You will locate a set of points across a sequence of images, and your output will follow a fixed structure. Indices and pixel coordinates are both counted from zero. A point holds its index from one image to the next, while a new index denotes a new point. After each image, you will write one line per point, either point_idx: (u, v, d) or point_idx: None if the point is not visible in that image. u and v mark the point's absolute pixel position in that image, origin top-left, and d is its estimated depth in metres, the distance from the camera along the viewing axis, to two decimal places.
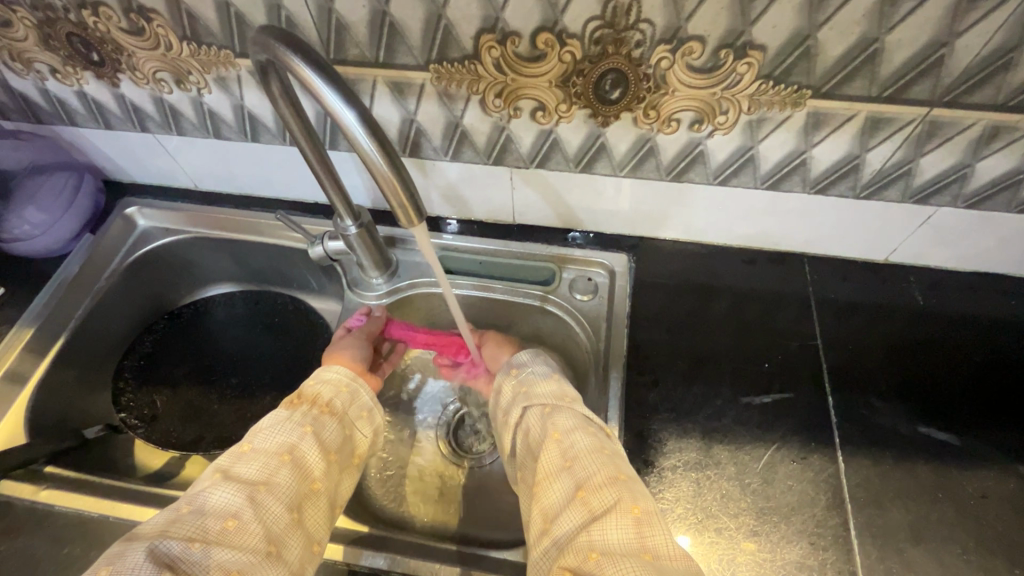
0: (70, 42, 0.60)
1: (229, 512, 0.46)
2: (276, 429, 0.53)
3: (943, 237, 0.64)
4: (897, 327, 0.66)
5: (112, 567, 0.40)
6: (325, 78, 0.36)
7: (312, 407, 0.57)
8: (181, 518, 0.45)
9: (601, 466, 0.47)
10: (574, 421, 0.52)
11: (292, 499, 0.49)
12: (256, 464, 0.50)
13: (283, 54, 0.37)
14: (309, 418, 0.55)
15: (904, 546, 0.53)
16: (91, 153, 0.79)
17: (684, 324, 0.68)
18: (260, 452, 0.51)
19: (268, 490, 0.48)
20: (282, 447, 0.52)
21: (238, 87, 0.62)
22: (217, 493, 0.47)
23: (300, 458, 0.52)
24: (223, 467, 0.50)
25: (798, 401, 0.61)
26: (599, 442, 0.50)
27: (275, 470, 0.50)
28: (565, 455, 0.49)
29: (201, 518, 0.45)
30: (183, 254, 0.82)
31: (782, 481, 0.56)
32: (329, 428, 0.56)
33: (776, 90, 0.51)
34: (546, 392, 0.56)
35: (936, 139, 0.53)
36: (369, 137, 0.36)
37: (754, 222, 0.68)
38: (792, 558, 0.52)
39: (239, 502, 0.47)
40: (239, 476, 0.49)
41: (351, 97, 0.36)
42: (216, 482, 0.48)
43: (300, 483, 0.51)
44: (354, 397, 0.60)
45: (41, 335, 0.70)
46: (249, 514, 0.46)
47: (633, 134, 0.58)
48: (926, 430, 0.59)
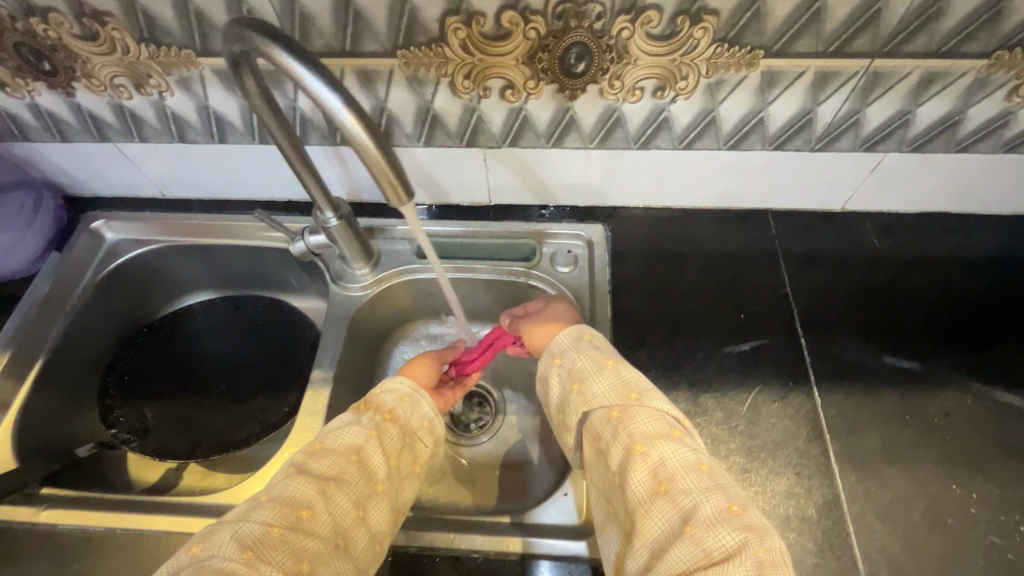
0: (19, 52, 0.58)
1: (303, 503, 0.47)
2: (343, 430, 0.54)
3: (892, 181, 0.69)
4: (857, 269, 0.71)
5: (202, 546, 0.44)
6: (304, 63, 0.37)
7: (375, 413, 0.56)
8: (257, 505, 0.47)
9: (706, 492, 0.44)
10: (656, 428, 0.49)
11: (359, 499, 0.50)
12: (327, 461, 0.51)
13: (261, 44, 0.37)
14: (374, 422, 0.55)
15: (879, 467, 0.57)
16: (48, 169, 0.76)
17: (663, 285, 0.71)
18: (330, 451, 0.52)
19: (338, 486, 0.50)
20: (351, 446, 0.52)
21: (202, 87, 0.62)
22: (291, 483, 0.49)
23: (365, 458, 0.52)
24: (298, 461, 0.51)
25: (775, 345, 0.65)
26: (691, 456, 0.47)
27: (344, 467, 0.51)
28: (659, 477, 0.46)
29: (275, 506, 0.47)
30: (157, 265, 0.80)
31: (765, 421, 0.60)
32: (389, 437, 0.55)
33: (732, 52, 0.54)
34: (608, 388, 0.53)
35: (879, 89, 0.57)
36: (354, 118, 0.37)
37: (719, 182, 0.72)
38: (781, 489, 0.56)
39: (311, 494, 0.48)
40: (312, 471, 0.50)
41: (332, 80, 0.37)
42: (290, 474, 0.50)
43: (366, 481, 0.51)
44: (415, 405, 0.58)
45: (18, 359, 0.69)
46: (321, 505, 0.48)
47: (600, 105, 0.61)
48: (891, 360, 0.64)
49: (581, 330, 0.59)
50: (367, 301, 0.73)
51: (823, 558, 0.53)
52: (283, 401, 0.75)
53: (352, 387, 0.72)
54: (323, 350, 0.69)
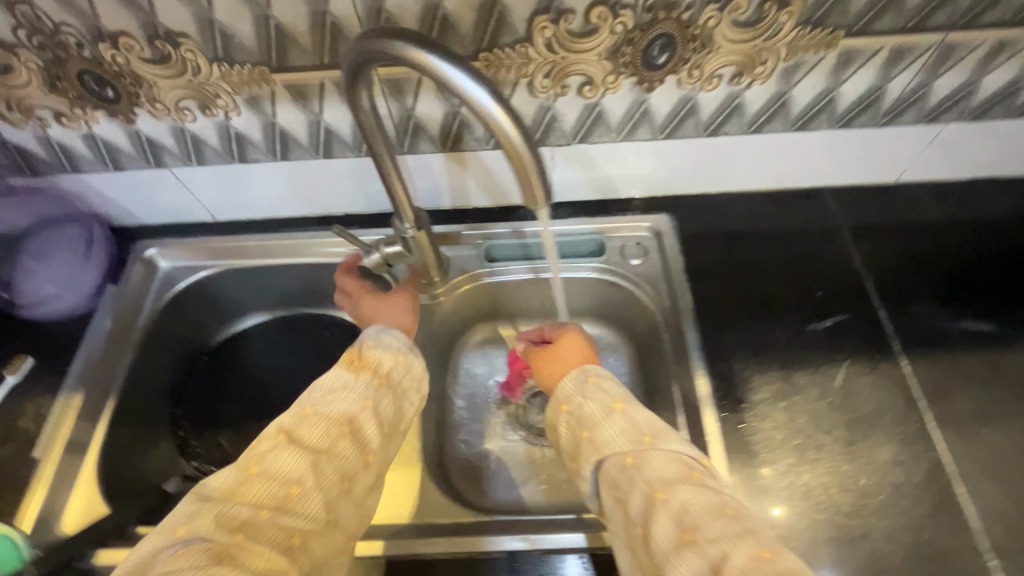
0: (82, 81, 0.56)
1: (293, 478, 0.44)
2: (337, 394, 0.50)
3: (948, 150, 0.71)
4: (921, 238, 0.73)
5: (188, 527, 0.41)
6: (447, 59, 0.36)
7: (373, 377, 0.52)
8: (248, 479, 0.44)
9: (736, 540, 0.38)
10: (674, 471, 0.43)
11: (346, 471, 0.47)
12: (318, 427, 0.48)
13: (404, 49, 0.36)
14: (370, 389, 0.52)
15: (977, 427, 0.59)
16: (95, 201, 0.74)
17: (735, 269, 0.72)
18: (321, 417, 0.48)
19: (328, 459, 0.46)
20: (342, 415, 0.49)
21: (271, 105, 0.60)
22: (283, 455, 0.45)
23: (358, 429, 0.49)
24: (287, 427, 0.48)
25: (855, 319, 0.67)
26: (716, 500, 0.41)
27: (334, 439, 0.48)
28: (681, 525, 0.40)
29: (266, 483, 0.44)
30: (212, 289, 0.78)
31: (861, 393, 0.61)
32: (385, 401, 0.52)
33: (814, 34, 0.55)
34: (619, 433, 0.47)
35: (949, 61, 0.59)
36: (504, 112, 0.36)
37: (781, 164, 0.72)
38: (889, 458, 0.57)
39: (301, 470, 0.45)
40: (303, 441, 0.47)
41: (479, 76, 0.36)
42: (281, 444, 0.46)
43: (358, 453, 0.48)
44: (409, 367, 0.56)
45: (90, 401, 0.66)
46: (311, 481, 0.45)
47: (676, 95, 0.61)
48: (969, 323, 0.66)
49: (588, 370, 0.53)
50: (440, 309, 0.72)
51: (941, 521, 0.54)
52: None
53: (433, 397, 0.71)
54: None
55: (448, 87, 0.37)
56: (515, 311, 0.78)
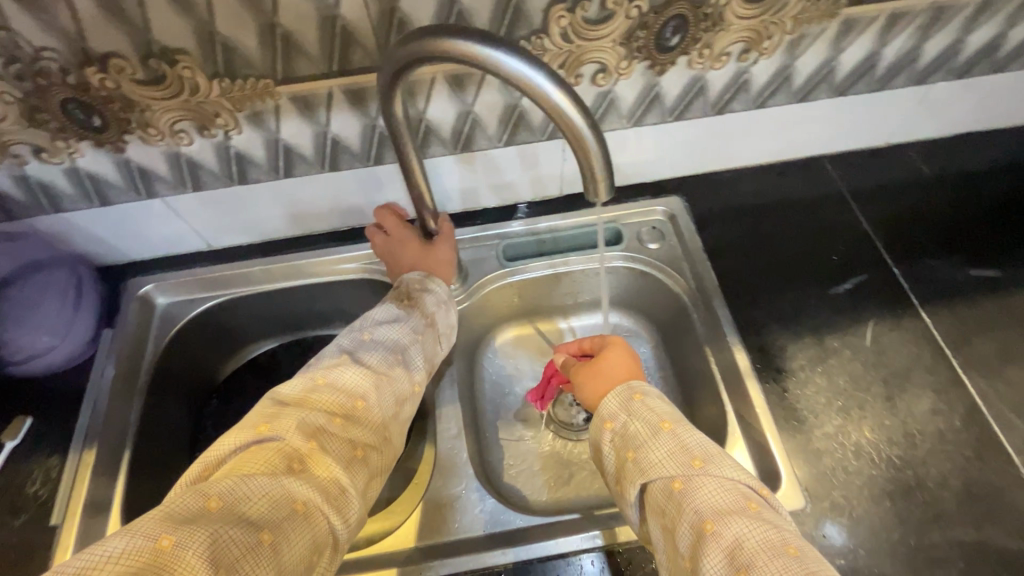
0: (66, 110, 0.52)
1: (358, 394, 0.47)
2: (390, 327, 0.55)
3: (934, 109, 0.74)
4: (919, 196, 0.76)
5: (269, 425, 0.43)
6: (496, 45, 0.35)
7: (421, 315, 0.58)
8: (319, 387, 0.47)
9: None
10: (727, 502, 0.42)
11: (397, 397, 0.50)
12: (376, 354, 0.52)
13: (460, 45, 0.35)
14: (419, 328, 0.57)
15: (1001, 368, 0.62)
16: (79, 241, 0.68)
17: (751, 243, 0.73)
18: (376, 344, 0.53)
19: (384, 384, 0.50)
20: (396, 345, 0.54)
21: (275, 119, 0.57)
22: (348, 371, 0.48)
23: (408, 361, 0.53)
24: (350, 351, 0.52)
25: (872, 279, 0.69)
26: (775, 536, 0.39)
27: (390, 366, 0.51)
28: (733, 560, 0.38)
29: (335, 394, 0.46)
30: (216, 322, 0.74)
31: (890, 349, 0.63)
32: (428, 341, 0.57)
33: (817, 5, 0.56)
34: (666, 456, 0.46)
35: (939, 23, 0.61)
36: (564, 94, 0.35)
37: (783, 136, 0.74)
38: (926, 407, 0.60)
39: (364, 387, 0.48)
40: (364, 363, 0.50)
41: (534, 60, 0.35)
42: (345, 362, 0.49)
43: (408, 384, 0.52)
44: (447, 310, 0.61)
45: (104, 455, 0.61)
46: (373, 398, 0.48)
47: (687, 77, 0.61)
48: (976, 272, 0.69)
49: (635, 387, 0.51)
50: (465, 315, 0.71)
51: (983, 460, 0.57)
52: None
53: (468, 405, 0.69)
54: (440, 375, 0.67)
55: (509, 81, 0.36)
56: (537, 308, 0.77)
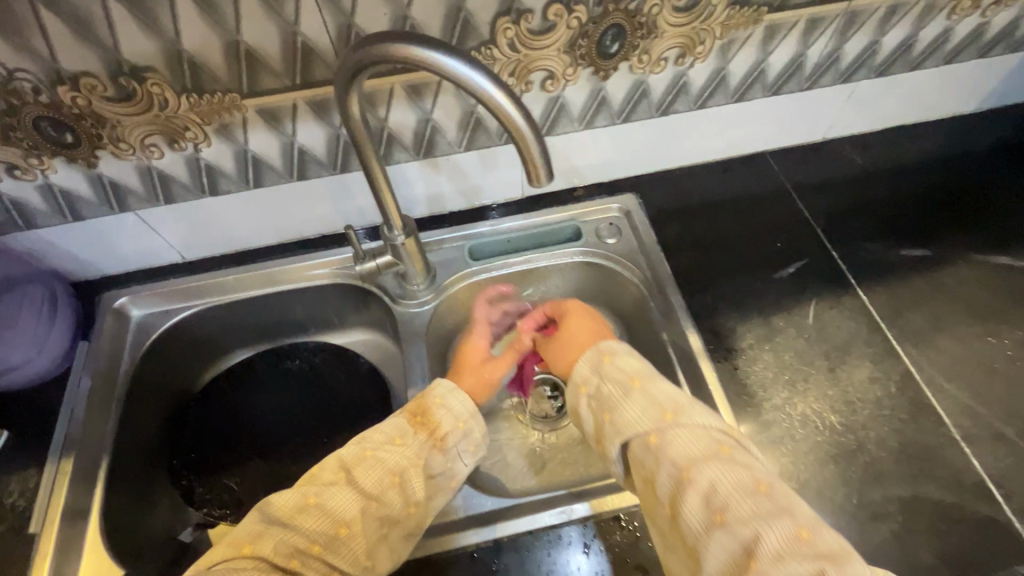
0: (39, 128, 0.54)
1: (343, 520, 0.47)
2: (396, 443, 0.52)
3: (862, 105, 0.81)
4: (854, 186, 0.82)
5: (252, 546, 0.44)
6: (437, 47, 0.39)
7: (431, 437, 0.54)
8: (306, 508, 0.46)
9: (769, 519, 0.41)
10: (699, 451, 0.46)
11: (385, 525, 0.49)
12: (373, 472, 0.50)
13: (412, 52, 0.39)
14: (423, 448, 0.53)
15: (932, 338, 0.67)
16: (53, 257, 0.70)
17: (702, 234, 0.78)
18: (376, 459, 0.50)
19: (377, 506, 0.49)
20: (397, 467, 0.51)
21: (243, 132, 0.60)
22: (340, 493, 0.48)
23: (409, 482, 0.51)
24: (346, 465, 0.50)
25: (814, 262, 0.74)
26: (745, 477, 0.43)
27: (385, 488, 0.49)
28: (711, 505, 0.42)
29: (322, 518, 0.46)
30: (193, 332, 0.76)
31: (831, 325, 0.68)
32: (434, 457, 0.54)
33: (742, 12, 0.61)
34: (639, 413, 0.49)
35: (855, 26, 0.67)
36: (501, 89, 0.39)
37: (726, 134, 0.80)
38: (864, 377, 0.64)
39: (354, 512, 0.47)
40: (358, 482, 0.49)
41: (471, 60, 0.39)
42: (336, 480, 0.49)
43: (402, 506, 0.50)
44: (468, 432, 0.56)
45: (83, 462, 0.62)
46: (358, 526, 0.47)
47: (629, 81, 0.66)
48: (906, 252, 0.74)
49: (604, 350, 0.55)
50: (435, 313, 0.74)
51: (916, 422, 0.61)
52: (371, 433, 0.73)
53: None
54: (411, 368, 0.69)
55: (452, 81, 0.39)
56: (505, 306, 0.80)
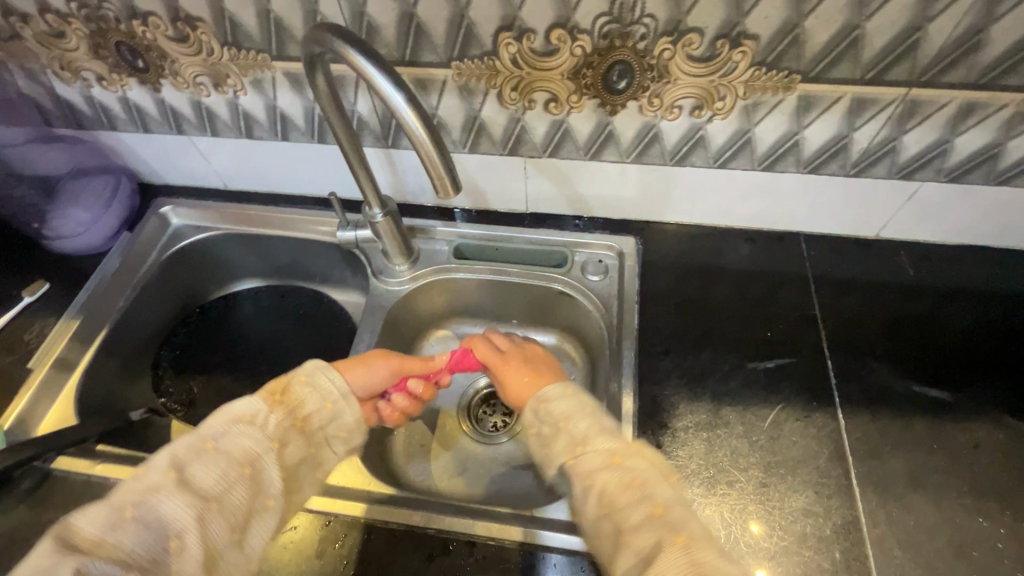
0: (119, 50, 0.66)
1: (173, 531, 0.39)
2: (242, 431, 0.45)
3: (929, 211, 0.69)
4: (891, 298, 0.71)
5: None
6: (376, 64, 0.41)
7: (288, 416, 0.48)
8: (121, 525, 0.38)
9: (636, 505, 0.41)
10: (596, 459, 0.45)
11: (233, 524, 0.42)
12: (216, 469, 0.42)
13: (339, 45, 0.42)
14: (281, 431, 0.47)
15: (903, 493, 0.57)
16: (128, 158, 0.84)
17: (690, 301, 0.72)
18: (222, 455, 0.43)
19: (220, 509, 0.41)
20: (246, 457, 0.44)
21: (272, 88, 0.67)
22: (168, 500, 0.39)
23: (261, 475, 0.44)
24: (179, 463, 0.42)
25: (800, 364, 0.66)
26: (628, 474, 0.43)
27: (231, 484, 0.42)
28: (601, 502, 0.42)
29: (143, 532, 0.38)
30: (213, 251, 0.86)
31: (786, 438, 0.60)
32: (294, 445, 0.47)
33: (769, 76, 0.57)
34: (557, 440, 0.48)
35: (916, 117, 0.59)
36: (416, 118, 0.41)
37: (752, 203, 0.73)
38: (798, 505, 0.56)
39: (186, 520, 0.40)
40: (193, 483, 0.41)
41: (398, 82, 0.41)
42: (169, 485, 0.40)
43: (253, 499, 0.44)
44: (337, 414, 0.51)
45: (85, 326, 0.74)
46: (194, 536, 0.39)
47: (638, 121, 0.64)
48: (920, 388, 0.63)
49: (541, 396, 0.52)
50: (404, 297, 0.76)
51: None
52: None
53: None
54: (359, 337, 0.72)
55: (375, 91, 0.42)
56: (477, 310, 0.81)
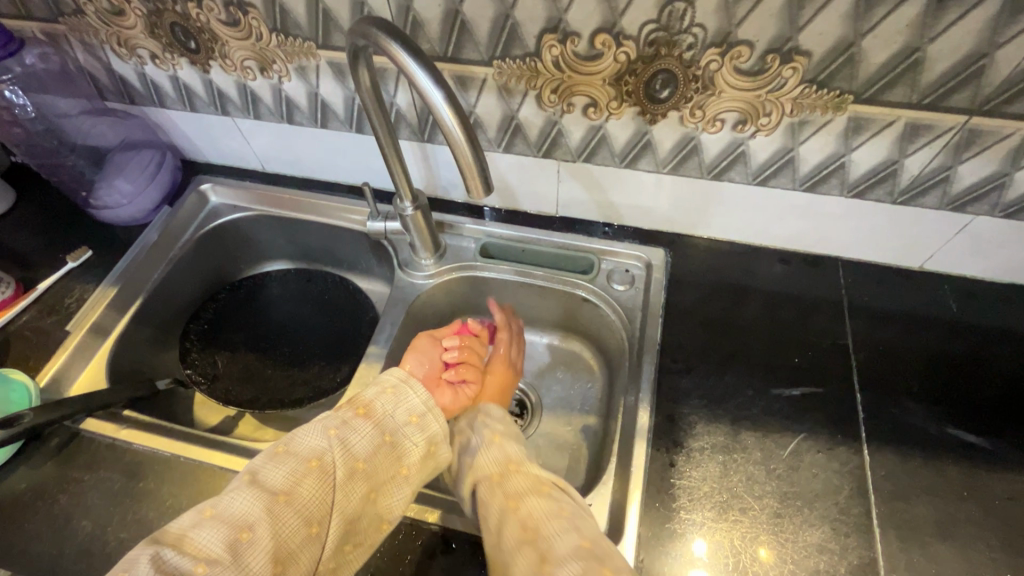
0: (173, 30, 0.68)
1: (245, 522, 0.41)
2: (308, 430, 0.49)
3: (981, 246, 0.66)
4: (931, 334, 0.68)
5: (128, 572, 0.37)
6: (419, 61, 0.41)
7: (348, 408, 0.51)
8: (202, 522, 0.41)
9: (581, 565, 0.41)
10: (545, 511, 0.47)
11: (308, 518, 0.44)
12: (282, 468, 0.46)
13: (382, 40, 0.43)
14: (339, 422, 0.50)
15: (926, 539, 0.54)
16: (172, 135, 0.87)
17: (715, 320, 0.70)
18: (290, 455, 0.47)
19: (288, 502, 0.44)
20: (312, 451, 0.47)
21: (316, 77, 0.69)
22: (240, 496, 0.43)
23: (326, 466, 0.47)
24: (254, 467, 0.46)
25: (826, 395, 0.63)
26: (576, 533, 0.45)
27: (300, 477, 0.45)
28: (542, 558, 0.43)
29: (219, 526, 0.41)
30: (246, 230, 0.88)
31: (807, 469, 0.58)
32: (359, 435, 0.49)
33: (820, 94, 0.55)
34: (516, 484, 0.50)
35: (974, 147, 0.56)
36: (452, 115, 0.41)
37: (790, 223, 0.71)
38: (813, 541, 0.54)
39: (256, 512, 0.42)
40: (263, 481, 0.44)
41: (440, 80, 0.41)
42: (242, 484, 0.44)
43: (326, 493, 0.46)
44: (399, 398, 0.53)
45: (121, 295, 0.77)
46: (265, 526, 0.42)
47: (678, 132, 0.62)
48: (954, 431, 0.60)
49: (492, 431, 0.56)
50: (427, 291, 0.76)
51: None
52: (337, 369, 0.79)
53: None
54: (380, 328, 0.72)
55: (416, 87, 0.42)
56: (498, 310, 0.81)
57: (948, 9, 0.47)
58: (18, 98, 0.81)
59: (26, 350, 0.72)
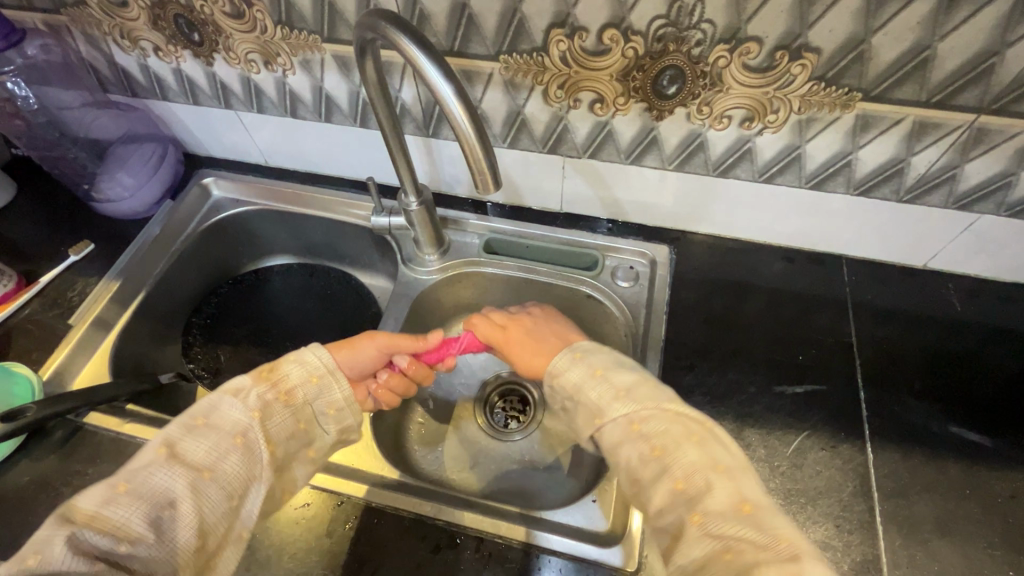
0: (176, 22, 0.68)
1: (169, 500, 0.39)
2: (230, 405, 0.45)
3: (985, 245, 0.66)
4: (934, 332, 0.68)
5: (41, 556, 0.34)
6: (429, 55, 0.41)
7: (270, 391, 0.47)
8: (117, 498, 0.38)
9: (656, 481, 0.41)
10: (616, 429, 0.45)
11: (227, 491, 0.43)
12: (204, 442, 0.43)
13: (392, 33, 0.42)
14: (264, 403, 0.47)
15: (927, 537, 0.54)
16: (175, 128, 0.86)
17: (719, 317, 0.70)
18: (209, 430, 0.44)
19: (213, 479, 0.42)
20: (235, 428, 0.44)
21: (320, 70, 0.68)
22: (162, 473, 0.40)
23: (253, 443, 0.45)
24: (169, 440, 0.42)
25: (830, 392, 0.63)
26: (646, 445, 0.42)
27: (222, 454, 0.43)
28: (628, 477, 0.43)
29: (140, 503, 0.38)
30: (248, 224, 0.87)
31: (810, 466, 0.58)
32: (279, 418, 0.47)
33: (828, 92, 0.55)
34: (587, 400, 0.48)
35: (981, 146, 0.56)
36: (462, 110, 0.41)
37: (796, 220, 0.70)
38: (816, 538, 0.54)
39: (181, 488, 0.40)
40: (185, 456, 0.42)
41: (449, 74, 0.41)
42: (160, 459, 0.41)
43: (248, 468, 0.44)
44: (323, 391, 0.50)
45: (125, 289, 0.77)
46: (189, 504, 0.40)
47: (685, 128, 0.62)
48: (957, 429, 0.61)
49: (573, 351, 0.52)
50: (430, 286, 0.76)
51: None
52: None
53: None
54: (383, 323, 0.72)
55: (425, 81, 0.42)
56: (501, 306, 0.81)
57: (959, 7, 0.46)
58: (20, 90, 0.80)
59: (28, 344, 0.71)
